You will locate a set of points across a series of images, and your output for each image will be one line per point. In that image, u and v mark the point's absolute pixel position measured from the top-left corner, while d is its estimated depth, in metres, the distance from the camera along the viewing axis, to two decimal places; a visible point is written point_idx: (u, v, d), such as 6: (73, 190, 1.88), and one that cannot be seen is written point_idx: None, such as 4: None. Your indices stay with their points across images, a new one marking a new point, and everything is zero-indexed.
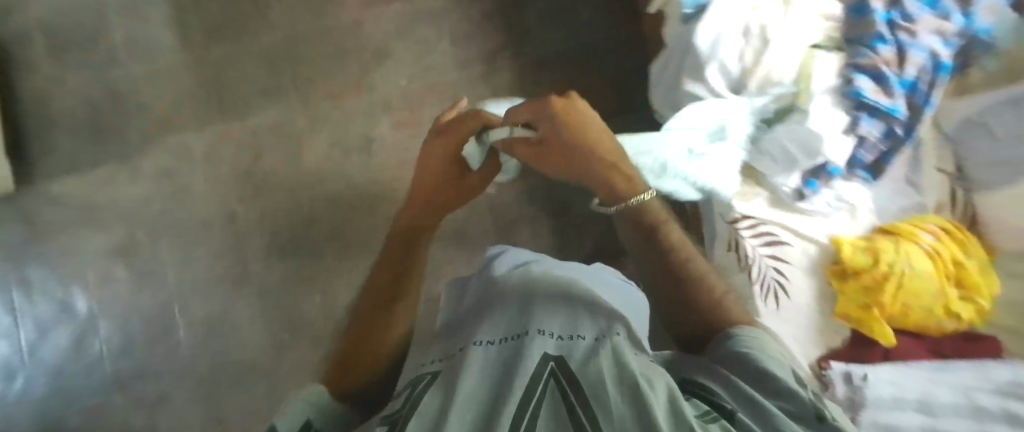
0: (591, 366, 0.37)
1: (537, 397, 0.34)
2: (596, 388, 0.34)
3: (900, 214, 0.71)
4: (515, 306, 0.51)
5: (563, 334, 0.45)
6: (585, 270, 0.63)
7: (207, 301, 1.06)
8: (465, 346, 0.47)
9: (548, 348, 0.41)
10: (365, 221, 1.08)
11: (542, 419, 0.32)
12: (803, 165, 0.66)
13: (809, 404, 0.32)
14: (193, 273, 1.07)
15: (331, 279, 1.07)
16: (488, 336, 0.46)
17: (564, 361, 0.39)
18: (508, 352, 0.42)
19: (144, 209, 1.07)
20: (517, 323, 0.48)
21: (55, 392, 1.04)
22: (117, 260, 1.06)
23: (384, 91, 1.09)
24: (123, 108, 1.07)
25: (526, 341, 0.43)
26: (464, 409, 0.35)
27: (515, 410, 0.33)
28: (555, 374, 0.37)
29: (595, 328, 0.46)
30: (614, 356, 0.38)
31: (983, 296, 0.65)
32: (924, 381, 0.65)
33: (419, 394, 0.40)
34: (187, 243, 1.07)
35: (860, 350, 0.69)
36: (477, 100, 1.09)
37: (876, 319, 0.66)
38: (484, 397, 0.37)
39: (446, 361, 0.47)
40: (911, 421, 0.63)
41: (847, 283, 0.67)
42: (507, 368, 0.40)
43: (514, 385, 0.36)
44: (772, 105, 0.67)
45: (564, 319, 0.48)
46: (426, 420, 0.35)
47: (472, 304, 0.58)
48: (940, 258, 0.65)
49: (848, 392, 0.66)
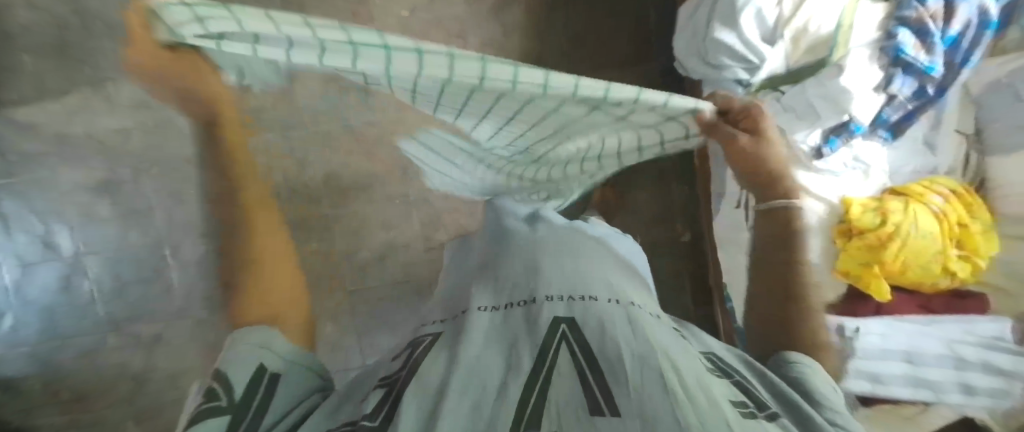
0: (604, 337, 0.38)
1: (547, 366, 0.36)
2: (612, 364, 0.35)
3: (911, 175, 0.72)
4: (524, 266, 0.52)
5: (574, 294, 0.45)
6: (597, 234, 0.65)
7: (200, 241, 1.03)
8: (466, 309, 0.48)
9: (559, 312, 0.43)
10: (364, 165, 1.05)
11: (556, 389, 0.34)
12: (826, 121, 0.66)
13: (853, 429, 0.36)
14: (184, 213, 1.03)
15: (329, 224, 1.05)
16: (492, 301, 0.48)
17: (576, 325, 0.40)
18: (516, 318, 0.44)
19: (126, 142, 1.00)
20: (525, 282, 0.49)
21: (45, 329, 1.02)
22: (101, 197, 1.01)
23: (383, 22, 0.99)
24: (94, 29, 0.97)
25: (535, 308, 0.44)
26: (466, 376, 0.36)
27: (525, 381, 0.34)
28: (565, 342, 0.39)
29: (608, 289, 0.48)
30: (630, 326, 0.40)
31: (982, 257, 0.67)
32: (909, 333, 0.69)
33: (419, 357, 0.41)
34: (175, 180, 1.02)
35: (854, 303, 0.71)
36: (486, 38, 1.01)
37: (875, 275, 0.68)
38: (492, 362, 0.38)
39: (447, 323, 0.48)
40: (894, 370, 0.68)
41: (852, 243, 0.68)
42: (515, 334, 0.41)
43: (522, 357, 0.38)
44: (806, 59, 0.64)
45: (575, 278, 0.48)
46: (427, 385, 0.36)
47: (478, 266, 0.59)
48: (946, 219, 0.67)
49: (839, 346, 0.69)
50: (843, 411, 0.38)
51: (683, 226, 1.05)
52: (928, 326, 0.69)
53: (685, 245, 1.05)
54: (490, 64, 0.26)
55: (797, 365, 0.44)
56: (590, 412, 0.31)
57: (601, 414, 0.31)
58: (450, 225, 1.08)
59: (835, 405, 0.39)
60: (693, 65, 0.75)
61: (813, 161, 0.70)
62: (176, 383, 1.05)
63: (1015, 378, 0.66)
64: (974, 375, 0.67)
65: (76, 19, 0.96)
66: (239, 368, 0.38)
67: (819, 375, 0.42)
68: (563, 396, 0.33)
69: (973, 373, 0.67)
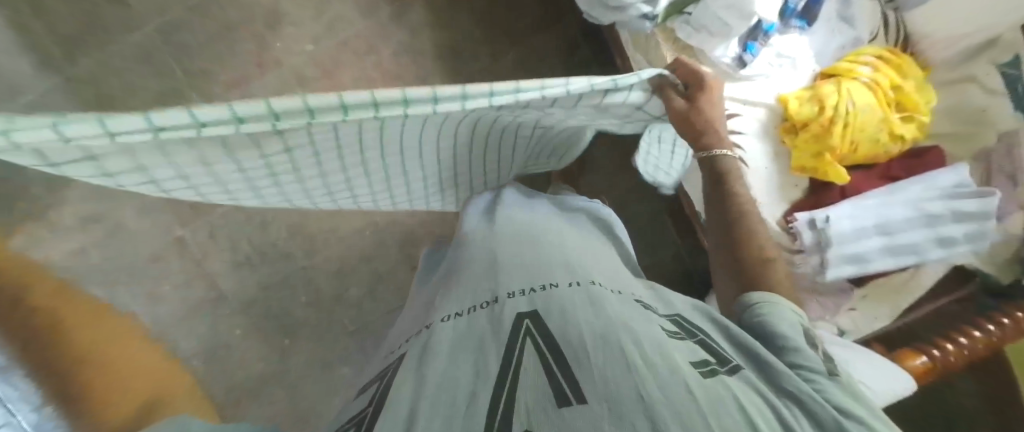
0: (566, 323, 0.38)
1: (514, 363, 0.34)
2: (576, 349, 0.34)
3: (837, 52, 0.73)
4: (485, 265, 0.49)
5: (535, 285, 0.44)
6: (558, 211, 0.62)
7: (190, 334, 0.96)
8: (431, 322, 0.44)
9: (521, 307, 0.41)
10: (322, 207, 1.02)
11: (525, 386, 0.31)
12: (739, 29, 0.67)
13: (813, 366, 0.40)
14: (162, 313, 0.95)
15: (310, 275, 1.01)
16: (455, 307, 0.44)
17: (540, 317, 0.39)
18: (481, 320, 0.41)
19: (76, 261, 0.92)
20: (487, 282, 0.46)
21: None
22: None
23: (292, 62, 0.96)
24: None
25: (498, 308, 0.41)
26: (436, 389, 0.33)
27: (493, 384, 0.32)
28: (531, 336, 0.37)
29: (569, 272, 0.47)
30: (591, 308, 0.40)
31: (921, 113, 0.71)
32: (879, 206, 0.70)
33: (387, 386, 0.37)
34: (143, 283, 0.94)
35: (818, 196, 0.72)
36: (397, 46, 0.99)
37: (829, 163, 0.68)
38: (460, 371, 0.35)
39: (412, 341, 0.43)
40: (874, 244, 0.70)
41: (799, 138, 0.69)
42: (482, 335, 0.38)
43: (490, 359, 0.35)
44: None
45: (537, 270, 0.47)
46: (394, 417, 0.31)
47: (440, 276, 0.55)
48: (880, 87, 0.68)
49: (814, 238, 0.70)
50: (802, 348, 0.42)
51: None
52: (895, 195, 0.71)
53: (655, 186, 1.06)
54: (378, 96, 0.25)
55: (766, 305, 0.47)
56: (556, 403, 0.29)
57: (568, 403, 0.28)
58: (426, 238, 1.06)
59: (793, 342, 0.42)
60: (599, 14, 0.73)
61: (739, 71, 0.70)
62: None
63: (983, 218, 0.69)
64: (948, 229, 0.70)
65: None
66: None
67: (786, 312, 0.46)
68: (532, 390, 0.30)
69: (948, 226, 0.70)
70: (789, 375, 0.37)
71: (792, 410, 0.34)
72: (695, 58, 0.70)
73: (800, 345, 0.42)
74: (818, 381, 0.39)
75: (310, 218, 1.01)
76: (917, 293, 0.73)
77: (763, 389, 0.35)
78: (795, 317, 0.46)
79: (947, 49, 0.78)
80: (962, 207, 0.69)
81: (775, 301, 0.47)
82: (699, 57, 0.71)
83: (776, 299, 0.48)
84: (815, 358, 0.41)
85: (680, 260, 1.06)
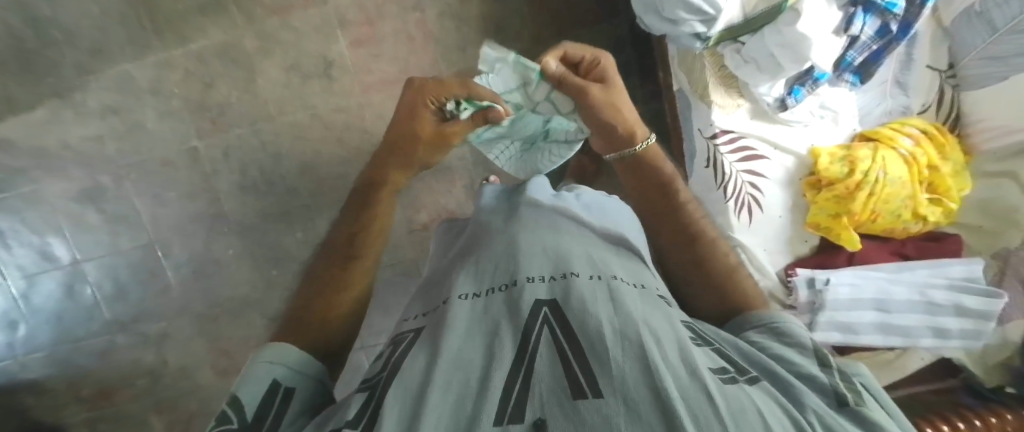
0: (585, 315, 0.32)
1: (528, 355, 0.30)
2: (594, 343, 0.30)
3: (882, 116, 0.76)
4: (502, 245, 0.45)
5: (556, 273, 0.39)
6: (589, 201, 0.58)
7: (187, 242, 0.96)
8: (447, 299, 0.40)
9: (541, 293, 0.36)
10: (336, 152, 0.98)
11: (540, 374, 0.28)
12: (788, 72, 0.65)
13: (828, 387, 0.32)
14: (164, 218, 0.95)
15: (311, 216, 0.99)
16: (474, 288, 0.40)
17: (561, 306, 0.34)
18: (497, 304, 0.37)
19: (96, 149, 0.91)
20: (506, 265, 0.42)
21: (55, 348, 0.95)
22: (66, 210, 0.92)
23: (337, 2, 0.94)
24: (24, 35, 0.86)
25: (517, 291, 0.37)
26: (450, 371, 0.30)
27: (504, 372, 0.28)
28: (548, 327, 0.32)
29: (589, 262, 0.41)
30: (612, 304, 0.34)
31: (950, 198, 0.73)
32: (883, 282, 0.72)
33: (401, 355, 0.35)
34: (153, 185, 0.94)
35: (825, 257, 0.75)
36: (442, 7, 0.96)
37: (844, 225, 0.71)
38: (472, 354, 0.32)
39: (429, 317, 0.41)
40: (867, 317, 0.71)
41: (821, 194, 0.71)
42: (498, 320, 0.35)
43: (505, 347, 0.31)
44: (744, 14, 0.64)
45: (559, 257, 0.42)
46: (406, 384, 0.30)
47: (460, 247, 0.52)
48: (917, 162, 0.71)
49: (810, 297, 0.72)
50: (806, 369, 0.34)
51: None
52: (901, 272, 0.73)
53: None
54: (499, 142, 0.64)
55: (767, 328, 0.39)
56: (571, 395, 0.25)
57: (582, 396, 0.25)
58: (431, 206, 1.02)
59: (802, 367, 0.34)
60: (650, 22, 0.69)
61: (779, 113, 0.71)
62: (188, 373, 0.99)
63: (984, 318, 0.71)
64: (947, 319, 0.72)
65: (16, 17, 0.85)
66: (249, 383, 0.36)
67: (792, 333, 0.38)
68: (545, 382, 0.27)
69: (947, 317, 0.71)
70: (805, 393, 0.30)
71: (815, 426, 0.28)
72: (738, 90, 0.72)
73: (806, 371, 0.34)
74: (819, 407, 0.29)
75: (326, 156, 0.98)
76: (892, 378, 0.75)
77: (787, 405, 0.29)
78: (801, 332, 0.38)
79: (992, 143, 0.77)
80: (967, 302, 0.71)
81: (777, 321, 0.40)
82: (742, 89, 0.72)
83: (778, 316, 0.40)
84: (828, 381, 0.32)
85: None
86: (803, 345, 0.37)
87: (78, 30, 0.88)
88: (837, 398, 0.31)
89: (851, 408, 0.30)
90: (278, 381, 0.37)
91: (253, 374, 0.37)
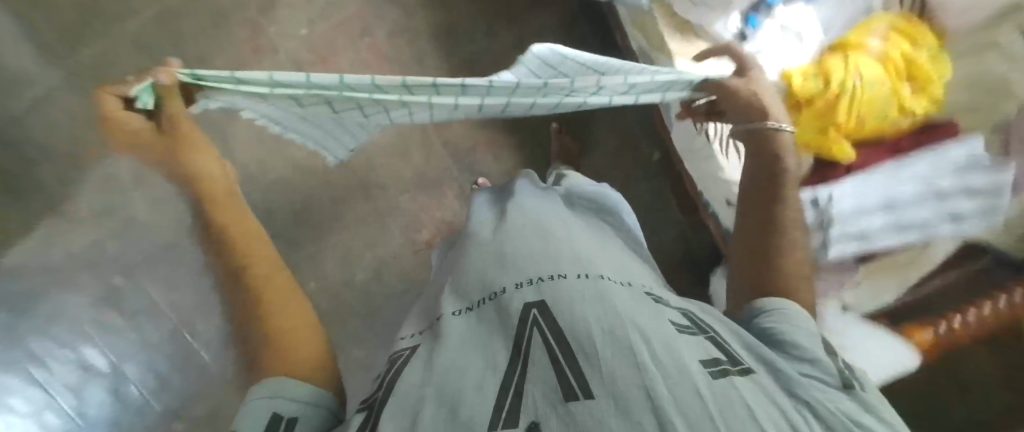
0: (573, 316, 0.33)
1: (521, 359, 0.30)
2: (583, 344, 0.30)
3: (844, 24, 0.76)
4: (492, 254, 0.45)
5: (543, 275, 0.40)
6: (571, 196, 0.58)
7: (211, 318, 0.97)
8: (440, 316, 0.41)
9: (529, 296, 0.37)
10: (325, 194, 0.99)
11: (531, 378, 0.28)
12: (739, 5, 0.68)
13: (833, 371, 0.33)
14: (183, 299, 0.96)
15: (318, 263, 0.99)
16: (467, 302, 0.41)
17: (549, 308, 0.35)
18: (488, 316, 0.38)
19: (101, 250, 0.94)
20: (493, 274, 0.42)
21: None
22: (90, 319, 0.93)
23: (287, 48, 0.96)
24: (13, 158, 0.91)
25: (505, 300, 0.38)
26: (443, 383, 0.30)
27: (496, 382, 0.29)
28: (538, 329, 0.33)
29: (576, 262, 0.42)
30: (602, 304, 0.34)
31: (933, 86, 0.71)
32: (886, 183, 0.71)
33: (396, 373, 0.35)
34: (164, 271, 0.96)
35: (823, 173, 0.73)
36: (391, 28, 0.98)
37: (834, 139, 0.70)
38: (467, 363, 0.32)
39: (423, 334, 0.41)
40: (878, 222, 0.71)
41: (804, 115, 0.70)
42: (490, 331, 0.35)
43: (498, 355, 0.32)
44: None
45: (544, 260, 0.42)
46: (403, 400, 0.30)
47: (447, 263, 0.54)
48: (892, 59, 0.69)
49: (817, 216, 0.70)
50: (810, 356, 0.34)
51: (648, 147, 1.05)
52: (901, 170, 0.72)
53: (655, 160, 1.05)
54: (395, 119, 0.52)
55: (775, 314, 0.40)
56: (563, 397, 0.26)
57: (574, 398, 0.25)
58: (430, 223, 1.02)
59: (805, 351, 0.35)
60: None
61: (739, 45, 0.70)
62: None
63: (996, 192, 0.70)
64: (959, 203, 0.71)
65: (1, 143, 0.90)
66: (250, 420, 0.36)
67: (797, 320, 0.39)
68: (536, 385, 0.27)
69: (958, 201, 0.71)
70: (801, 379, 0.31)
71: (811, 415, 0.28)
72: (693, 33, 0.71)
73: (811, 354, 0.35)
74: (826, 391, 0.31)
75: (315, 201, 0.99)
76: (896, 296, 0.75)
77: (778, 396, 0.29)
78: (810, 323, 0.39)
79: (962, 15, 0.76)
80: (972, 181, 0.70)
81: (790, 309, 0.40)
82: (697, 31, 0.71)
83: (785, 305, 0.41)
84: (833, 368, 0.34)
85: (686, 240, 1.06)
86: (812, 333, 0.38)
87: (56, 139, 0.92)
88: (839, 383, 0.32)
89: (855, 394, 0.32)
90: (282, 412, 0.38)
91: (253, 409, 0.37)
